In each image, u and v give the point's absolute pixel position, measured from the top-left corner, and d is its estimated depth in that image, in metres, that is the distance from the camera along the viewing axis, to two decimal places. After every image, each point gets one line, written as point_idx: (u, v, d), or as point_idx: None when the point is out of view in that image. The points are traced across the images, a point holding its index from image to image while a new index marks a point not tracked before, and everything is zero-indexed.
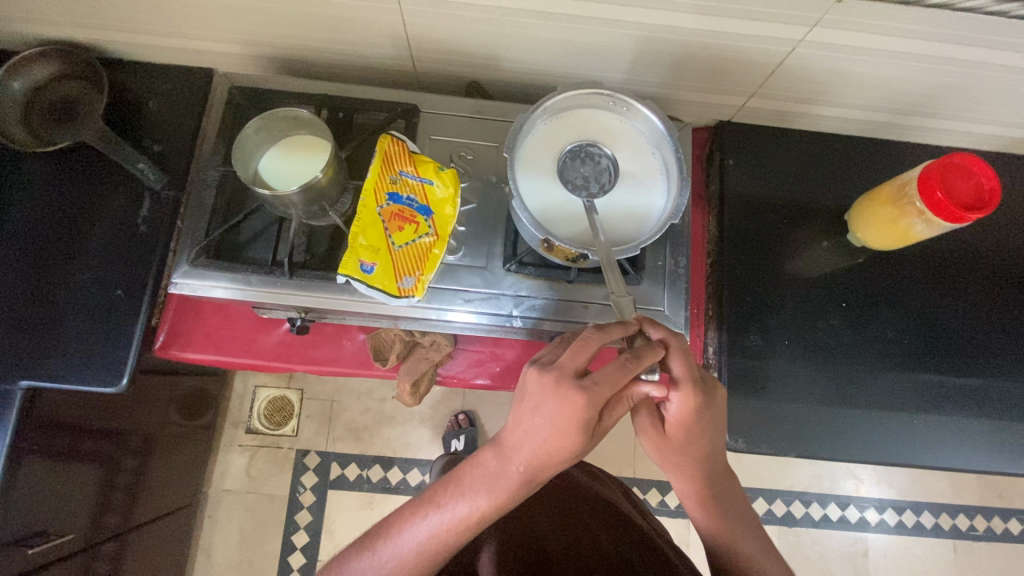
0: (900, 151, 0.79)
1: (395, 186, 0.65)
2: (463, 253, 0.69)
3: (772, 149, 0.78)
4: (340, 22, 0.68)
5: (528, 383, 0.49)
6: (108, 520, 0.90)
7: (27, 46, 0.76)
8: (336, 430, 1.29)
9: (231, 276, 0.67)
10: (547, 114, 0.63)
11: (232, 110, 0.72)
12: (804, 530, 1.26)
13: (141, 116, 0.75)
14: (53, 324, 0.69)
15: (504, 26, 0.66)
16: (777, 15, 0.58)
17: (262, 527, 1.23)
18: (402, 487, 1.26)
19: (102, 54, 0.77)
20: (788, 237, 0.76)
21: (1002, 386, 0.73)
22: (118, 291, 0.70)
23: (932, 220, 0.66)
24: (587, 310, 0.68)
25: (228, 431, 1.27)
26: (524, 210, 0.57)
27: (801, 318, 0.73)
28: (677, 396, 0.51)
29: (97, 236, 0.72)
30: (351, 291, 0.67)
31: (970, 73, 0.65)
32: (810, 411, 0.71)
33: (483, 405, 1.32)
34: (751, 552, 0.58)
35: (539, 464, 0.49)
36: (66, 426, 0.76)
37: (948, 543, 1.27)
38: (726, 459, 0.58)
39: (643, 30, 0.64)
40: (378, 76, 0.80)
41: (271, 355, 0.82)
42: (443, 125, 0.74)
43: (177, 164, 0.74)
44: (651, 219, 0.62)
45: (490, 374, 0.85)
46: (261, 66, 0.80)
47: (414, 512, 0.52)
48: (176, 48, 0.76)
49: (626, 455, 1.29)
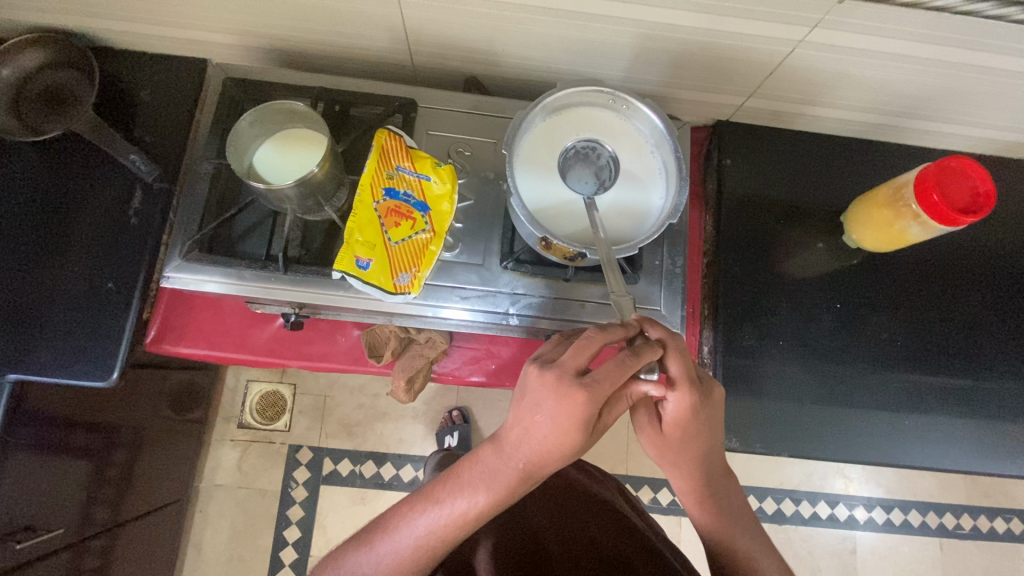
0: (896, 153, 0.80)
1: (391, 181, 0.64)
2: (460, 249, 0.68)
3: (770, 149, 0.78)
4: (340, 14, 0.67)
5: (528, 380, 0.49)
6: (97, 514, 0.89)
7: (17, 30, 0.74)
8: (329, 425, 1.28)
9: (225, 270, 0.66)
10: (546, 111, 0.63)
11: (228, 103, 0.71)
12: (794, 527, 1.27)
13: (132, 107, 0.74)
14: (41, 317, 0.67)
15: (504, 21, 0.65)
16: (778, 15, 0.58)
17: (253, 522, 1.23)
18: (396, 483, 1.26)
19: (96, 42, 0.76)
20: (784, 238, 0.76)
21: (994, 387, 0.74)
22: (109, 284, 0.69)
23: (926, 223, 0.66)
24: (584, 309, 0.68)
25: (219, 426, 1.27)
26: (523, 208, 0.56)
27: (797, 318, 0.74)
28: (676, 395, 0.51)
29: (87, 228, 0.71)
30: (347, 287, 0.67)
31: (969, 77, 0.65)
32: (803, 410, 0.71)
33: (477, 402, 1.32)
34: (749, 549, 0.58)
35: (540, 461, 0.49)
36: (55, 419, 0.75)
37: (935, 541, 1.28)
38: (724, 458, 0.59)
39: (644, 28, 0.63)
40: (377, 69, 0.80)
41: (264, 351, 0.82)
42: (441, 121, 0.73)
43: (169, 155, 0.73)
44: (650, 218, 0.62)
45: (485, 372, 0.85)
46: (258, 57, 0.79)
47: (413, 507, 0.52)
48: (170, 37, 0.75)
49: (620, 452, 1.30)
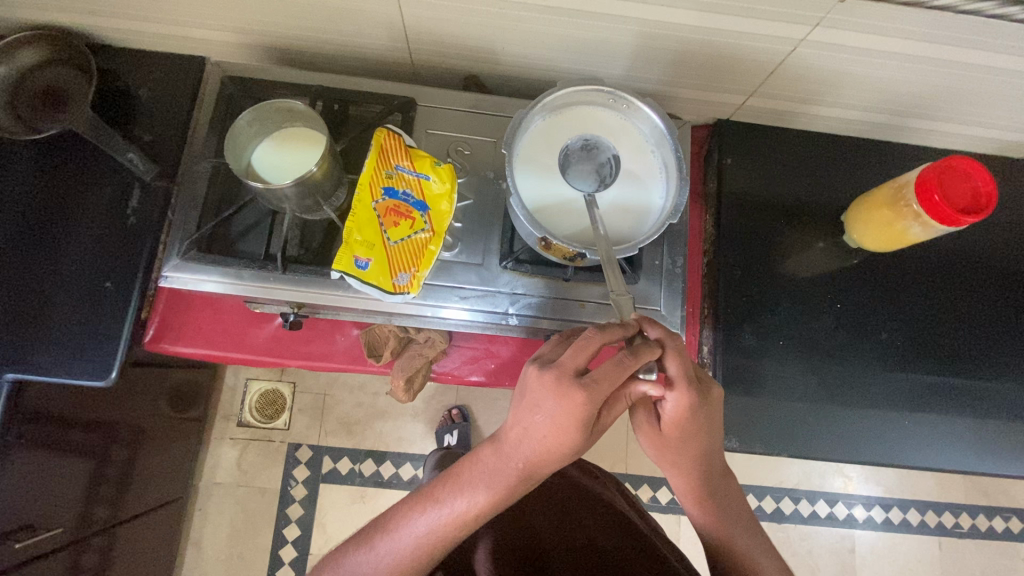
0: (897, 153, 0.79)
1: (390, 180, 0.64)
2: (459, 249, 0.68)
3: (771, 149, 0.78)
4: (339, 13, 0.67)
5: (528, 380, 0.49)
6: (97, 512, 0.89)
7: (13, 28, 0.73)
8: (328, 423, 1.28)
9: (223, 269, 0.66)
10: (546, 110, 0.62)
11: (225, 101, 0.71)
12: (793, 526, 1.27)
13: (130, 106, 0.73)
14: (39, 316, 0.67)
15: (504, 19, 0.64)
16: (781, 14, 0.58)
17: (252, 521, 1.23)
18: (395, 482, 1.26)
19: (93, 40, 0.76)
20: (784, 238, 0.76)
21: (994, 387, 0.73)
22: (107, 283, 0.69)
23: (928, 224, 0.66)
24: (583, 309, 0.68)
25: (219, 424, 1.27)
26: (522, 209, 0.56)
27: (797, 317, 0.74)
28: (674, 395, 0.51)
29: (85, 226, 0.70)
30: (345, 287, 0.66)
31: (971, 77, 0.65)
32: (802, 410, 0.71)
33: (477, 401, 1.32)
34: (749, 549, 0.58)
35: (539, 461, 0.49)
36: (55, 418, 0.75)
37: (934, 540, 1.29)
38: (724, 457, 0.59)
39: (644, 27, 0.63)
40: (377, 68, 0.79)
41: (262, 351, 0.82)
42: (441, 120, 0.73)
43: (167, 154, 0.72)
44: (650, 217, 0.61)
45: (484, 371, 0.85)
46: (258, 55, 0.78)
47: (413, 507, 0.52)
48: (168, 36, 0.75)
49: (620, 451, 1.30)
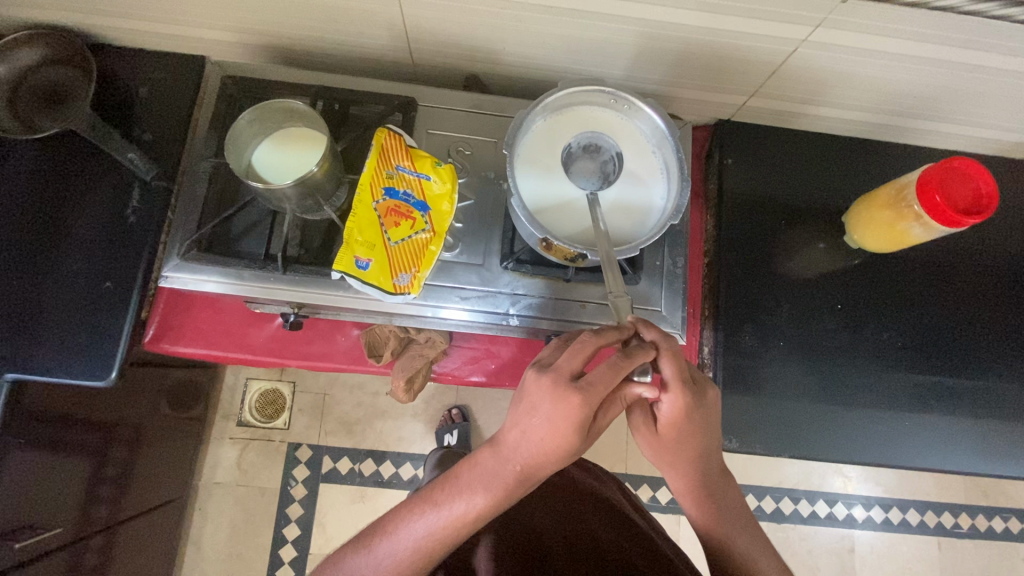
0: (898, 154, 0.79)
1: (391, 181, 0.64)
2: (460, 249, 0.68)
3: (772, 149, 0.78)
4: (339, 12, 0.66)
5: (525, 383, 0.49)
6: (97, 512, 0.89)
7: (12, 26, 0.73)
8: (328, 423, 1.28)
9: (222, 269, 0.66)
10: (546, 111, 0.62)
11: (225, 101, 0.71)
12: (793, 526, 1.27)
13: (130, 105, 0.73)
14: (38, 316, 0.67)
15: (505, 19, 0.64)
16: (783, 14, 0.58)
17: (252, 520, 1.23)
18: (395, 481, 1.26)
19: (92, 39, 0.76)
20: (786, 238, 0.76)
21: (994, 388, 0.73)
22: (107, 283, 0.69)
23: (929, 225, 0.66)
24: (584, 309, 0.68)
25: (218, 423, 1.26)
26: (523, 209, 0.56)
27: (798, 318, 0.74)
28: (669, 397, 0.51)
29: (85, 227, 0.70)
30: (345, 287, 0.66)
31: (973, 78, 0.65)
32: (803, 411, 0.71)
33: (476, 400, 1.32)
34: (747, 550, 0.58)
35: (537, 463, 0.49)
36: (54, 418, 0.75)
37: (933, 540, 1.29)
38: (721, 458, 0.59)
39: (645, 27, 0.63)
40: (377, 67, 0.79)
41: (262, 350, 0.81)
42: (441, 119, 0.73)
43: (167, 154, 0.72)
44: (651, 217, 0.61)
45: (485, 371, 0.85)
46: (258, 54, 0.78)
47: (412, 510, 0.52)
48: (168, 35, 0.75)
49: (620, 451, 1.30)
